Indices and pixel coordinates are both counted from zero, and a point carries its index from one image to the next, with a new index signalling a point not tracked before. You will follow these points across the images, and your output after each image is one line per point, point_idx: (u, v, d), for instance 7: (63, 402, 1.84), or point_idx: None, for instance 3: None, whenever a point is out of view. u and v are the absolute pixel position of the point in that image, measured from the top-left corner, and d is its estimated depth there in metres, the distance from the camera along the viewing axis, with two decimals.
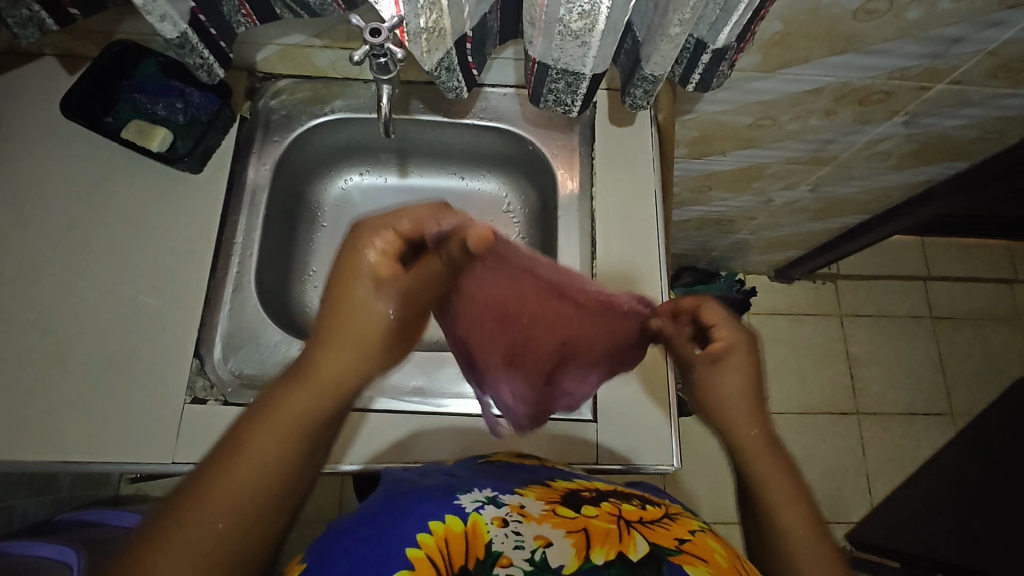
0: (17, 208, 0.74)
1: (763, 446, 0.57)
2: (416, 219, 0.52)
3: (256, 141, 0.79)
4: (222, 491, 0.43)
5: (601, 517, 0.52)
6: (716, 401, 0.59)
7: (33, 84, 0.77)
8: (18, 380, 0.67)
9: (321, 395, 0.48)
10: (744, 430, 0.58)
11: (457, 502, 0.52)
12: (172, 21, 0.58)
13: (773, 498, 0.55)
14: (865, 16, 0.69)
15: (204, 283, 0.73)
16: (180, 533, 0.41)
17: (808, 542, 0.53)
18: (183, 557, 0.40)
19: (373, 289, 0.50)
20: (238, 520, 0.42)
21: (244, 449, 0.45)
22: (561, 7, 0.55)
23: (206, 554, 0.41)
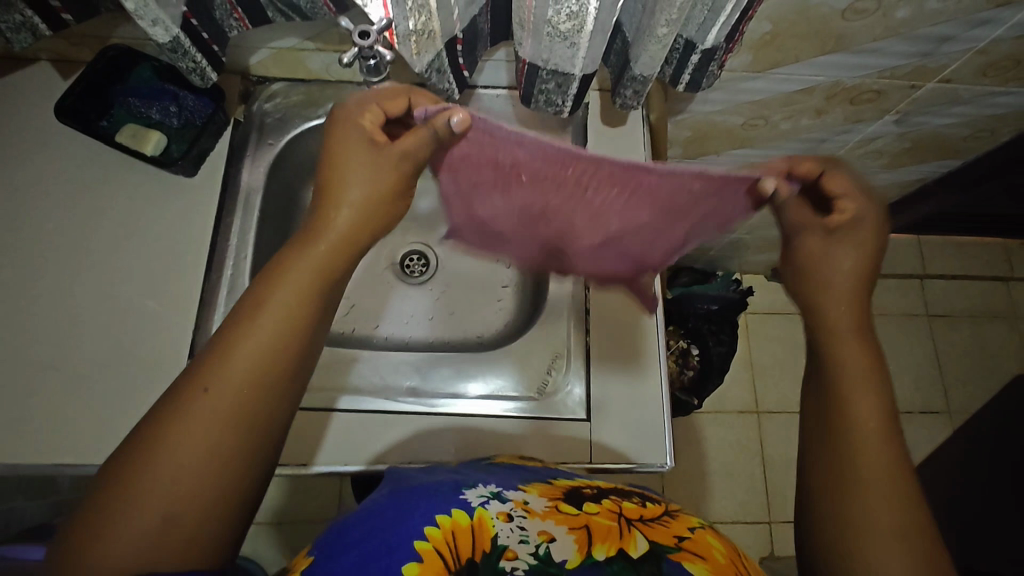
0: (12, 212, 0.74)
1: (856, 336, 0.52)
2: (393, 97, 0.56)
3: (250, 144, 0.80)
4: (243, 350, 0.45)
5: (603, 514, 0.53)
6: (818, 270, 0.54)
7: (28, 88, 0.78)
8: (15, 382, 0.68)
9: (335, 249, 0.50)
10: (839, 316, 0.53)
11: (462, 496, 0.53)
12: (164, 25, 0.58)
13: (852, 387, 0.50)
14: (854, 16, 0.70)
15: (199, 285, 0.73)
16: (208, 394, 0.43)
17: (877, 436, 0.48)
18: (197, 424, 0.43)
19: (367, 149, 0.53)
20: (257, 374, 0.45)
21: (256, 320, 0.46)
22: (550, 9, 0.55)
23: (219, 419, 0.43)
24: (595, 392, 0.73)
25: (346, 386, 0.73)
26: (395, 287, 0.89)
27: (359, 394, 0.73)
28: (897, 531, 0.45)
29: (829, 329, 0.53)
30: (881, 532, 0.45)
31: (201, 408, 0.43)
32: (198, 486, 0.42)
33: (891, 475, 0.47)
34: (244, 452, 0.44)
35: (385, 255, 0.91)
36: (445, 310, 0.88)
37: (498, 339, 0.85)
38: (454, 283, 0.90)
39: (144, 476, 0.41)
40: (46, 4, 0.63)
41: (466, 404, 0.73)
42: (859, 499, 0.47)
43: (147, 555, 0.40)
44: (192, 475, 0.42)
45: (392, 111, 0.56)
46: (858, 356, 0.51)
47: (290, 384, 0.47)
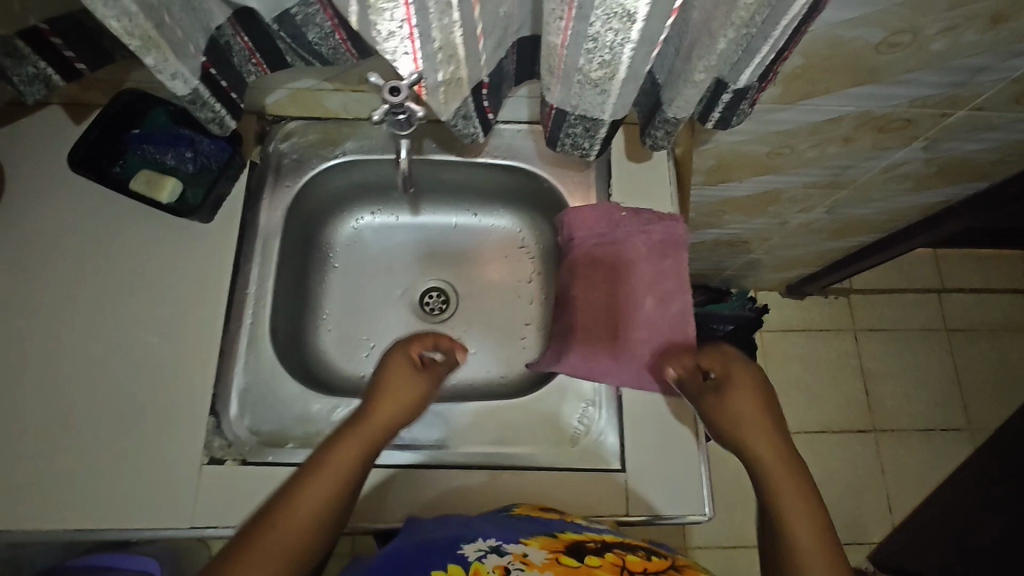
0: (28, 263, 0.72)
1: (792, 474, 0.54)
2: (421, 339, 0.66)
3: (267, 186, 0.78)
4: (314, 487, 0.49)
5: (606, 567, 0.51)
6: (731, 418, 0.58)
7: (40, 133, 0.76)
8: (35, 442, 0.66)
9: (393, 414, 0.58)
10: (764, 449, 0.56)
11: (459, 551, 0.52)
12: (184, 78, 0.56)
13: (799, 537, 0.50)
14: (888, 49, 0.68)
15: (218, 335, 0.71)
16: (281, 529, 0.47)
17: (817, 555, 0.49)
18: (273, 553, 0.45)
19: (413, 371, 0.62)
20: (317, 533, 0.48)
21: (329, 461, 0.51)
22: (582, 57, 0.54)
23: (293, 551, 0.46)
24: (627, 441, 0.71)
25: None
26: (415, 328, 0.87)
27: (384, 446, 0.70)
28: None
29: (767, 474, 0.54)
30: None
31: (275, 542, 0.46)
32: None
33: None
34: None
35: (405, 294, 0.89)
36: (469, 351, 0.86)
37: (525, 382, 0.83)
38: (477, 321, 0.88)
39: None
40: (61, 56, 0.62)
41: (495, 455, 0.71)
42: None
43: None
44: None
45: (438, 345, 0.66)
46: (797, 497, 0.52)
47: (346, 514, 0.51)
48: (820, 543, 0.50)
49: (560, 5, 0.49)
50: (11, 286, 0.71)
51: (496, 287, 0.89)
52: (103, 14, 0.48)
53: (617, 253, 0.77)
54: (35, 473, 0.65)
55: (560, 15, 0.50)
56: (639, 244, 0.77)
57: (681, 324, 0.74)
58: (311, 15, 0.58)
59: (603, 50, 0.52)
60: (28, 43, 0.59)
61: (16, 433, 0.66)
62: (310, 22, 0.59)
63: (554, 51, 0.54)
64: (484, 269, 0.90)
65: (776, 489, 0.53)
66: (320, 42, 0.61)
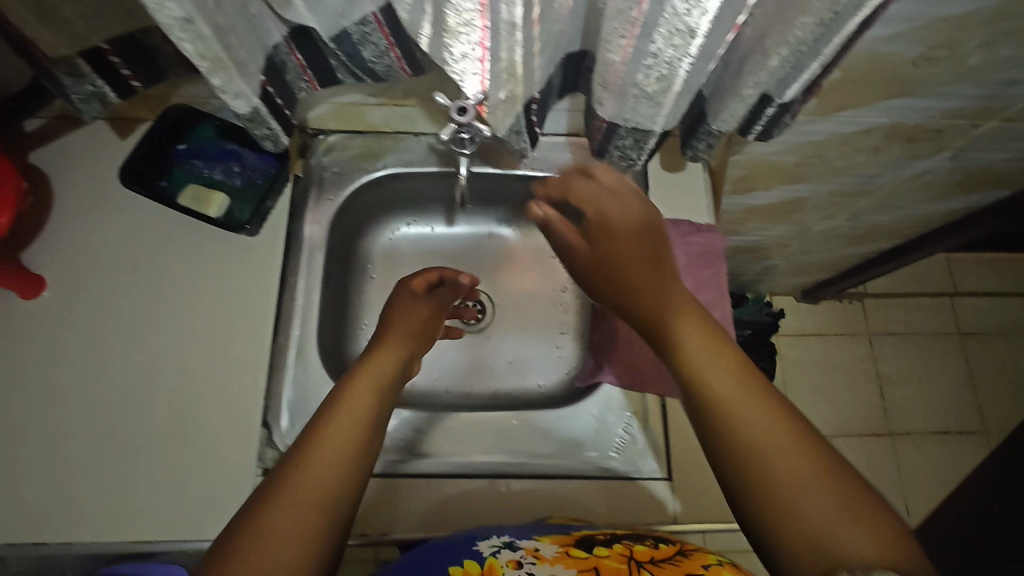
0: (78, 279, 0.73)
1: (708, 344, 0.52)
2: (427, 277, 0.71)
3: (310, 200, 0.79)
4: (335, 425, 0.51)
5: (614, 556, 0.51)
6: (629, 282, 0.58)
7: (85, 149, 0.76)
8: (92, 454, 0.67)
9: (392, 351, 0.61)
10: (656, 303, 0.56)
11: (475, 547, 0.54)
12: (246, 97, 0.57)
13: (740, 401, 0.47)
14: (925, 64, 0.69)
15: (268, 348, 0.72)
16: (303, 467, 0.48)
17: (738, 398, 0.47)
18: (302, 491, 0.46)
19: (417, 297, 0.69)
20: (347, 467, 0.49)
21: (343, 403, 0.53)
22: (639, 73, 0.54)
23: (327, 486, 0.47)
24: (671, 452, 0.72)
25: (423, 449, 0.74)
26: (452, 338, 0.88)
27: (427, 458, 0.73)
28: (851, 514, 0.41)
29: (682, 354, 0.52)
30: (838, 521, 0.41)
31: (304, 481, 0.47)
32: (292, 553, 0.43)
33: (773, 432, 0.45)
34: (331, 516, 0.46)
35: None
36: (507, 359, 0.87)
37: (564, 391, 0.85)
38: (516, 328, 0.89)
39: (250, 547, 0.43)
40: (118, 74, 0.62)
41: (541, 464, 0.73)
42: (802, 505, 0.42)
43: None
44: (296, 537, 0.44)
45: (446, 275, 0.73)
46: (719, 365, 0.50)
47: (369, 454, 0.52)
48: (762, 398, 0.47)
49: (623, 23, 0.50)
50: (62, 301, 0.72)
51: (532, 296, 0.90)
52: (178, 37, 0.49)
53: None
54: (94, 484, 0.66)
55: (621, 33, 0.51)
56: (679, 253, 0.78)
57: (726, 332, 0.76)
58: (369, 34, 0.59)
59: (661, 66, 0.53)
60: (89, 63, 0.60)
61: (73, 446, 0.67)
62: (366, 40, 0.60)
63: (611, 67, 0.55)
64: (520, 278, 0.91)
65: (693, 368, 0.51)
66: (376, 61, 0.62)
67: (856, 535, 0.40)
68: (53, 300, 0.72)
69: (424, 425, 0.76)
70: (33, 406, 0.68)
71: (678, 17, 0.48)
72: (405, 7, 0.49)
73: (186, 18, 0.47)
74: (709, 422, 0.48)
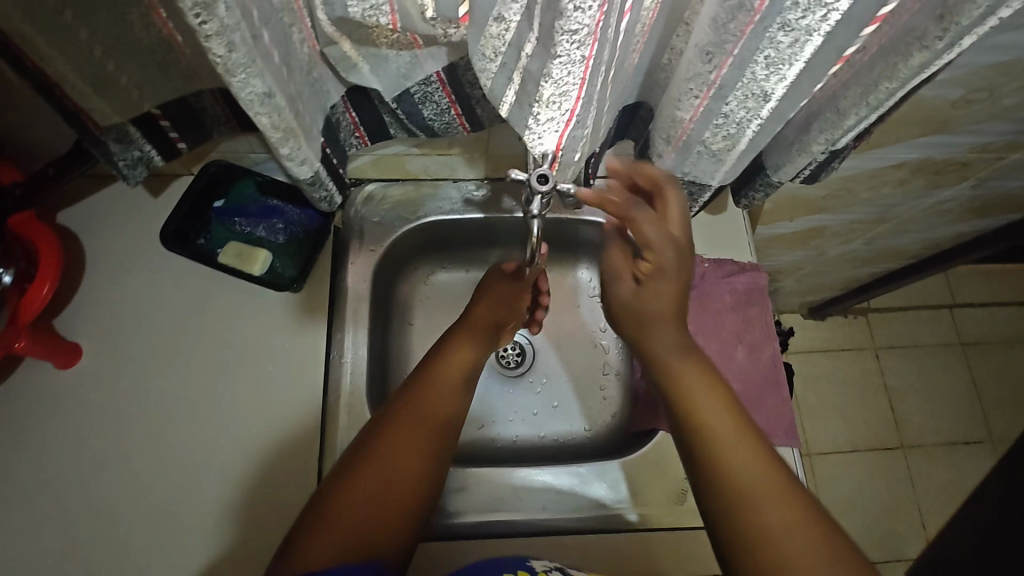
0: (114, 343, 0.70)
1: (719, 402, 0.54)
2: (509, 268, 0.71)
3: (351, 250, 0.77)
4: (436, 385, 0.61)
5: None
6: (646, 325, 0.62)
7: (116, 208, 0.74)
8: (141, 529, 0.64)
9: (488, 310, 0.69)
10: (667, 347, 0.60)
11: (528, 562, 0.59)
12: (310, 162, 0.55)
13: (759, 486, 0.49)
14: (964, 105, 0.71)
15: (319, 410, 0.70)
16: (405, 418, 0.58)
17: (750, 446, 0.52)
18: (400, 441, 0.57)
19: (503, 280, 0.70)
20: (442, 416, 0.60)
21: (450, 354, 0.64)
22: (707, 132, 0.56)
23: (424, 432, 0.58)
24: None
25: (464, 507, 0.71)
26: (493, 386, 0.86)
27: (466, 516, 0.70)
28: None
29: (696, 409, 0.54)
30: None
31: (405, 424, 0.58)
32: (381, 481, 0.55)
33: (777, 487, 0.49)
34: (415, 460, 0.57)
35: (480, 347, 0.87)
36: (551, 403, 0.86)
37: (612, 435, 0.84)
38: (556, 373, 0.87)
39: (353, 480, 0.55)
40: (166, 137, 0.61)
41: (605, 516, 0.71)
42: (794, 564, 0.45)
43: (342, 545, 0.51)
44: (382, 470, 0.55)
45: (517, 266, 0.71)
46: (729, 426, 0.52)
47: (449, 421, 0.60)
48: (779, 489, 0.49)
49: (699, 85, 0.51)
50: (99, 368, 0.69)
51: (573, 336, 0.89)
52: (255, 111, 0.47)
53: (704, 303, 0.77)
54: (147, 562, 0.63)
55: (696, 94, 0.52)
56: (724, 293, 0.78)
57: (773, 370, 0.76)
58: (430, 93, 0.59)
59: (730, 125, 0.55)
60: (138, 127, 0.59)
61: (124, 521, 0.65)
62: (428, 99, 0.60)
63: (679, 124, 0.56)
64: (559, 318, 0.90)
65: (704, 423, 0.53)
66: (435, 118, 0.62)
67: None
68: (88, 367, 0.69)
69: (463, 480, 0.72)
70: (75, 481, 0.65)
71: (756, 82, 0.49)
72: (488, 75, 0.47)
73: (267, 92, 0.46)
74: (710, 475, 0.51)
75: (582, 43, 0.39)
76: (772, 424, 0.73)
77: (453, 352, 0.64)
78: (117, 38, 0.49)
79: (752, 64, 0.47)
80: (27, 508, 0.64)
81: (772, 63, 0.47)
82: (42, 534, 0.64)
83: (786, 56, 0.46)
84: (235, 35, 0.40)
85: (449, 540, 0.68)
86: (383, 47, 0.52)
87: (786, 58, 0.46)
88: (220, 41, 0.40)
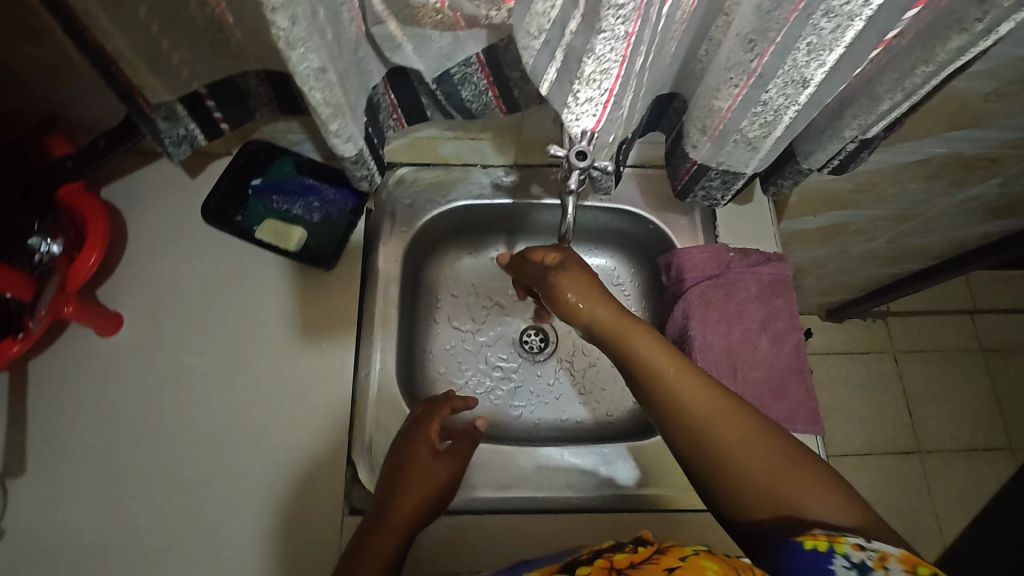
0: (154, 315, 0.72)
1: (679, 376, 0.56)
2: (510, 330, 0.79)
3: (383, 231, 0.79)
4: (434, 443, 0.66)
5: None
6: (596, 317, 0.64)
7: (157, 184, 0.76)
8: (177, 495, 0.67)
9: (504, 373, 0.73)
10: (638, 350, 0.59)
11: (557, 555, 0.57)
12: (354, 140, 0.57)
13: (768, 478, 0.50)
14: (996, 98, 0.71)
15: (349, 384, 0.72)
16: (422, 471, 0.63)
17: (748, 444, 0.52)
18: (418, 487, 0.62)
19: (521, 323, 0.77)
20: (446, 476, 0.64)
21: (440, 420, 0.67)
22: (745, 120, 0.57)
23: (434, 480, 0.63)
24: None
25: (488, 484, 0.72)
26: (516, 369, 0.87)
27: (489, 493, 0.71)
28: (830, 495, 0.49)
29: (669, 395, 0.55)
30: (818, 503, 0.48)
31: (421, 477, 0.62)
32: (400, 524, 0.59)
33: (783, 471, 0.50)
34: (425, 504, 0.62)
35: (505, 332, 0.89)
36: (574, 387, 0.86)
37: (633, 422, 0.84)
38: (581, 358, 0.88)
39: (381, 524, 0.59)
40: (210, 117, 0.63)
41: (625, 497, 0.72)
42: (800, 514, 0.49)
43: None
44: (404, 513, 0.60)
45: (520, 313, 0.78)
46: (699, 397, 0.54)
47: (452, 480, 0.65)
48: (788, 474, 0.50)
49: (739, 74, 0.52)
50: (138, 338, 0.71)
51: None
52: (309, 87, 0.49)
53: (729, 292, 0.77)
54: (185, 527, 0.66)
55: (736, 82, 0.53)
56: (749, 283, 0.78)
57: (797, 360, 0.76)
58: (470, 74, 0.60)
59: (768, 113, 0.56)
60: (186, 107, 0.60)
61: (158, 487, 0.67)
62: (467, 80, 0.61)
63: (716, 113, 0.57)
64: None
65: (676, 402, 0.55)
66: (473, 100, 0.63)
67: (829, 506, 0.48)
68: (128, 338, 0.71)
69: (489, 459, 0.73)
70: (114, 446, 0.68)
71: (796, 69, 0.50)
72: (531, 52, 0.49)
73: (321, 68, 0.48)
74: (697, 452, 0.53)
75: (627, 18, 0.41)
76: (797, 412, 0.74)
77: (432, 428, 0.66)
78: (173, 17, 0.51)
79: (794, 51, 0.48)
80: (67, 470, 0.67)
81: (813, 50, 0.48)
82: (82, 495, 0.66)
83: (827, 42, 0.47)
84: (298, 8, 0.42)
85: (475, 513, 0.70)
86: (428, 28, 0.53)
87: (827, 44, 0.48)
88: (284, 13, 0.41)
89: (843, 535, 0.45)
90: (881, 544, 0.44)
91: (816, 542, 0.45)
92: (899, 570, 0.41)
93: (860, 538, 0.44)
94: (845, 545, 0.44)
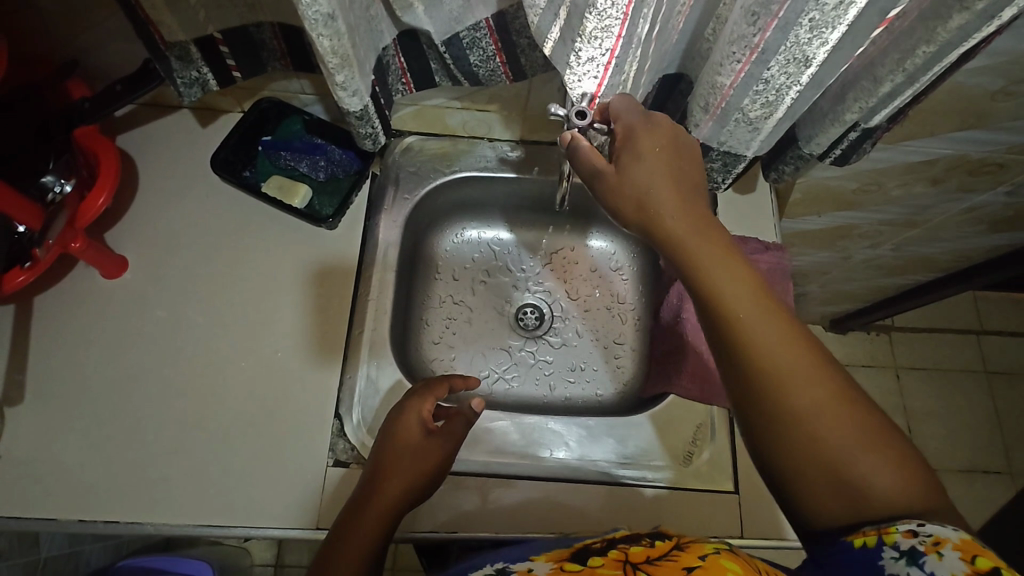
0: (158, 262, 0.74)
1: (764, 314, 0.46)
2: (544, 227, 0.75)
3: (386, 197, 0.80)
4: (417, 426, 0.62)
5: (607, 564, 0.46)
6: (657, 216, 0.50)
7: (170, 135, 0.78)
8: (166, 434, 0.68)
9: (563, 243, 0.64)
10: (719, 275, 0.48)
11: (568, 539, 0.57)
12: (360, 94, 0.59)
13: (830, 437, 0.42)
14: (1004, 97, 0.71)
15: (342, 339, 0.73)
16: (401, 453, 0.60)
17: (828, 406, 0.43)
18: (401, 470, 0.59)
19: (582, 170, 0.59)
20: (431, 460, 0.60)
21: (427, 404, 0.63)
22: (747, 99, 0.58)
23: (419, 462, 0.60)
24: (739, 465, 0.72)
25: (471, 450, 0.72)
26: (511, 344, 0.88)
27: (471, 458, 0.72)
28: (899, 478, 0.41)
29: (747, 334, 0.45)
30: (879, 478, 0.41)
31: (406, 463, 0.59)
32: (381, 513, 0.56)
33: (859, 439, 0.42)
34: (415, 487, 0.59)
35: (502, 309, 0.89)
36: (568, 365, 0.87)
37: (625, 403, 0.84)
38: (573, 339, 0.89)
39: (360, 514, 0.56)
40: (223, 63, 0.64)
41: (609, 475, 0.71)
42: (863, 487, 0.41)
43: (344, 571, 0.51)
44: (387, 502, 0.57)
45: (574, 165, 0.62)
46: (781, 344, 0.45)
47: (440, 467, 0.61)
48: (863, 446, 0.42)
49: (742, 48, 0.52)
50: (139, 283, 0.73)
51: (593, 303, 0.90)
52: (318, 34, 0.50)
53: None
54: (173, 466, 0.67)
55: (738, 57, 0.53)
56: None
57: None
58: (478, 39, 0.62)
59: (770, 92, 0.56)
60: (199, 49, 0.62)
61: (149, 425, 0.68)
62: (475, 45, 0.62)
63: (718, 90, 0.58)
64: (579, 286, 0.91)
65: (748, 342, 0.45)
66: (480, 65, 0.64)
67: (895, 485, 0.41)
68: (132, 282, 0.73)
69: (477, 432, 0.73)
70: (110, 382, 0.69)
71: (799, 45, 0.51)
72: (536, 10, 0.50)
73: (331, 14, 0.49)
74: (763, 400, 0.44)
75: None
76: None
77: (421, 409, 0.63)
78: None
79: (797, 26, 0.49)
80: (61, 402, 0.68)
81: (815, 27, 0.49)
82: (74, 428, 0.67)
83: (829, 20, 0.48)
84: None
85: (458, 474, 0.70)
86: None
87: (830, 22, 0.48)
88: None
89: (893, 522, 0.40)
90: (936, 527, 0.39)
91: (866, 539, 0.40)
92: (955, 557, 0.37)
93: (912, 521, 0.40)
94: (894, 535, 0.39)
